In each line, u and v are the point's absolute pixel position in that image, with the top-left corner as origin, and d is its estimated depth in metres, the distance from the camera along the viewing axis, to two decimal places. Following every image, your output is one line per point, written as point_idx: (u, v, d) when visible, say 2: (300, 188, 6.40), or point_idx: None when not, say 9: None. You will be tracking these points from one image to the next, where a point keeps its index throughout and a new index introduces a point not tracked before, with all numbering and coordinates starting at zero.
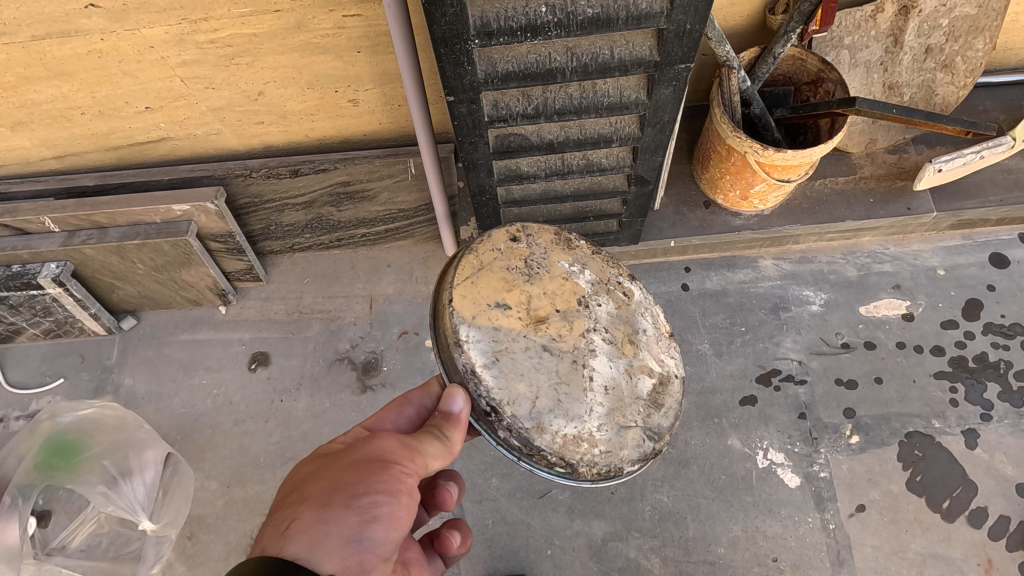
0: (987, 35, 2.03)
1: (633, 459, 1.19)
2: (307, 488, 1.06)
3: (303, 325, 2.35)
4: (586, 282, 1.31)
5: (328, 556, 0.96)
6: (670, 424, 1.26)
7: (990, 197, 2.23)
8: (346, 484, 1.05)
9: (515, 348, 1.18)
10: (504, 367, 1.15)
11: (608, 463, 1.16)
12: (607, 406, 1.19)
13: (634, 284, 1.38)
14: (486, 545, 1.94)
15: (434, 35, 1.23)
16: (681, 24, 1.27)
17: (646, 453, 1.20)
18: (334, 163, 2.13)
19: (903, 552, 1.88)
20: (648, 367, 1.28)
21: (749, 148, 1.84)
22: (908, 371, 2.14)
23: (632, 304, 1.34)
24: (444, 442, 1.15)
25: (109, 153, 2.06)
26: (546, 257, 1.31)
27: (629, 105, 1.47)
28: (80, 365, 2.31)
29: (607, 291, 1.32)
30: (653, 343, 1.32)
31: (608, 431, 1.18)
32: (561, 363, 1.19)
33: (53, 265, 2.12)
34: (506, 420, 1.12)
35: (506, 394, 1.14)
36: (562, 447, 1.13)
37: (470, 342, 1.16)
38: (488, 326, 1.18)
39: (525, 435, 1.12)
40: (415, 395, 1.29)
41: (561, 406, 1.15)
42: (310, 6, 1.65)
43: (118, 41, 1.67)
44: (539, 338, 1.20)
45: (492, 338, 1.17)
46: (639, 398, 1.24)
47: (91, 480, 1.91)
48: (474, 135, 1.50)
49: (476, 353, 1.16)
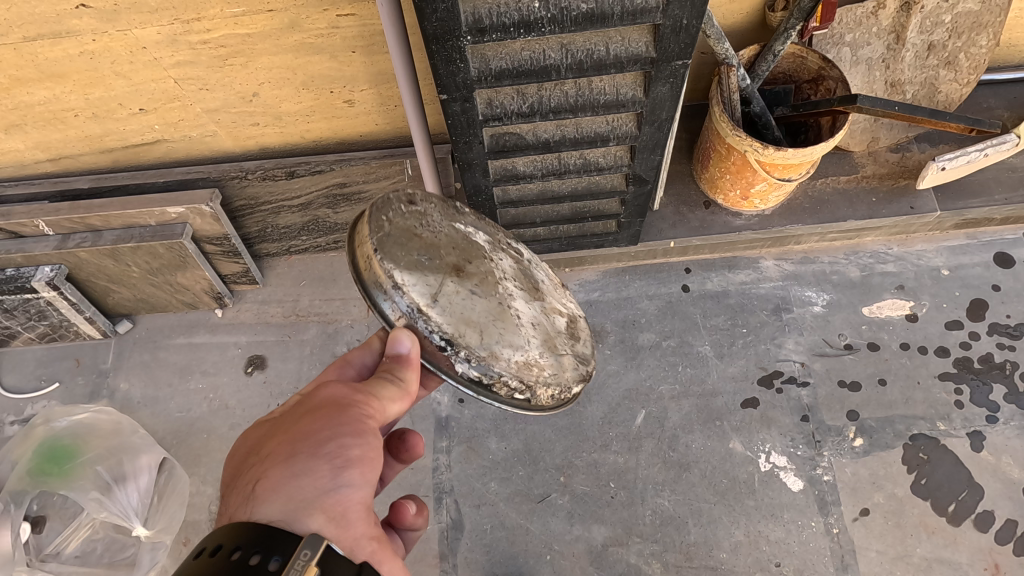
0: (990, 31, 2.01)
1: (575, 380, 1.28)
2: (264, 455, 1.03)
3: (299, 328, 2.33)
4: (483, 240, 1.34)
5: (310, 511, 0.95)
6: (590, 352, 1.40)
7: (995, 196, 2.21)
8: (307, 435, 1.04)
9: (448, 289, 1.16)
10: (446, 306, 1.14)
11: (557, 383, 1.23)
12: (540, 338, 1.26)
13: (519, 244, 1.46)
14: (484, 550, 1.92)
15: (425, 33, 1.21)
16: (678, 20, 1.25)
17: (582, 373, 1.30)
18: (330, 164, 2.12)
19: (908, 557, 1.85)
20: (557, 309, 1.40)
21: (749, 147, 1.82)
22: (912, 373, 2.11)
23: (526, 260, 1.43)
24: (396, 384, 1.11)
25: (104, 155, 2.05)
26: (443, 220, 1.30)
27: (625, 102, 1.45)
28: (75, 369, 2.29)
29: (503, 248, 1.38)
30: (553, 290, 1.45)
31: (549, 357, 1.25)
32: (490, 302, 1.21)
33: (47, 268, 2.10)
34: (463, 351, 1.12)
35: (459, 328, 1.13)
36: (519, 371, 1.16)
37: (407, 284, 1.12)
38: (416, 269, 1.15)
39: (481, 365, 1.12)
40: (356, 354, 1.24)
41: (504, 337, 1.18)
42: (303, 5, 1.63)
43: (110, 42, 1.66)
44: (466, 282, 1.19)
45: (424, 281, 1.14)
46: (560, 332, 1.34)
47: (84, 486, 1.88)
48: (468, 135, 1.48)
49: (416, 293, 1.12)
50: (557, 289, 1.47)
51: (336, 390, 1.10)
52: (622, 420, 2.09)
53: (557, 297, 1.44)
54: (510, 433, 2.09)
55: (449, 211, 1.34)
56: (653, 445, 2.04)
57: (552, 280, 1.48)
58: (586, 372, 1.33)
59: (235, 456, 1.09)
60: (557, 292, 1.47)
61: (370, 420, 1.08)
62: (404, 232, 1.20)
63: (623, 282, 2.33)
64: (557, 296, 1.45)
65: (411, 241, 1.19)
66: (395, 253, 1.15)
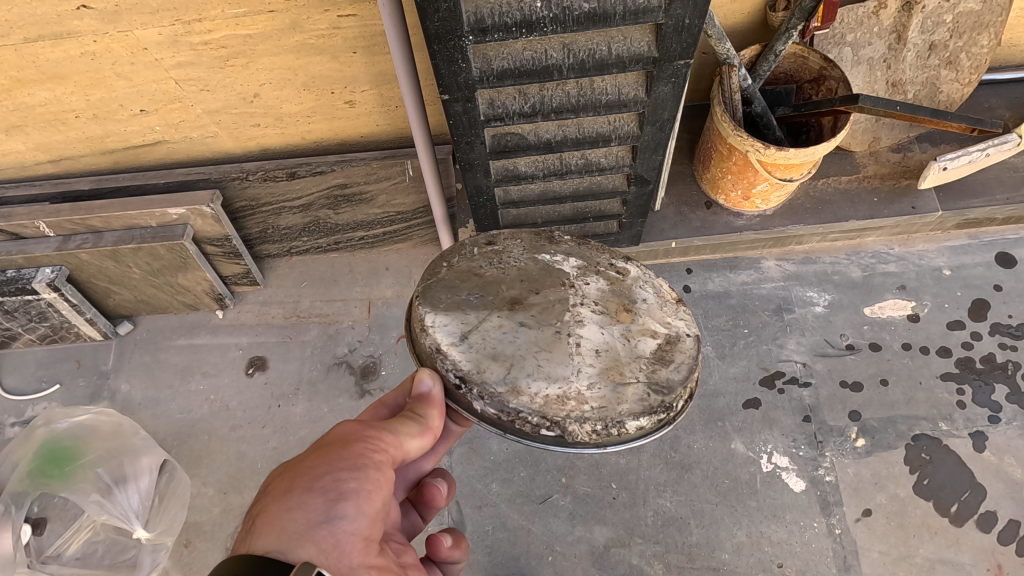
0: (991, 31, 2.01)
1: (636, 417, 1.10)
2: (271, 490, 1.09)
3: (300, 329, 2.33)
4: (571, 266, 1.27)
5: (301, 543, 1.00)
6: (685, 378, 1.16)
7: (996, 196, 2.20)
8: (309, 469, 1.08)
9: (487, 325, 1.17)
10: (475, 343, 1.15)
11: (602, 417, 1.09)
12: (597, 367, 1.13)
13: (629, 262, 1.32)
14: (486, 552, 1.91)
15: (427, 33, 1.21)
16: (680, 19, 1.25)
17: (651, 406, 1.11)
18: (331, 165, 2.11)
19: (911, 558, 1.85)
20: (651, 330, 1.20)
21: (750, 147, 1.82)
22: (914, 374, 2.11)
23: (628, 280, 1.28)
24: (412, 420, 1.15)
25: (104, 156, 2.05)
26: (524, 253, 1.30)
27: (627, 102, 1.44)
28: (76, 371, 2.29)
29: (597, 271, 1.28)
30: (661, 307, 1.25)
31: (601, 388, 1.11)
32: (542, 332, 1.16)
33: (48, 270, 2.10)
34: (477, 389, 1.11)
35: (475, 364, 1.13)
36: (543, 408, 1.09)
37: (437, 325, 1.17)
38: (455, 309, 1.19)
39: (496, 402, 1.10)
40: (389, 394, 1.29)
41: (540, 369, 1.12)
42: (304, 6, 1.63)
43: (110, 43, 1.66)
44: (517, 316, 1.18)
45: (460, 320, 1.18)
46: (639, 356, 1.16)
47: (84, 489, 1.89)
48: (470, 135, 1.48)
49: (443, 333, 1.17)
50: (668, 305, 1.26)
51: (347, 427, 1.14)
52: None
53: (664, 312, 1.25)
54: None
55: (538, 244, 1.33)
56: (655, 446, 2.04)
57: (663, 295, 1.28)
58: (655, 404, 1.12)
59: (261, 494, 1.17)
60: (668, 308, 1.26)
61: (376, 453, 1.10)
62: (460, 275, 1.26)
63: None
64: (667, 314, 1.25)
65: (462, 281, 1.24)
66: (440, 296, 1.22)
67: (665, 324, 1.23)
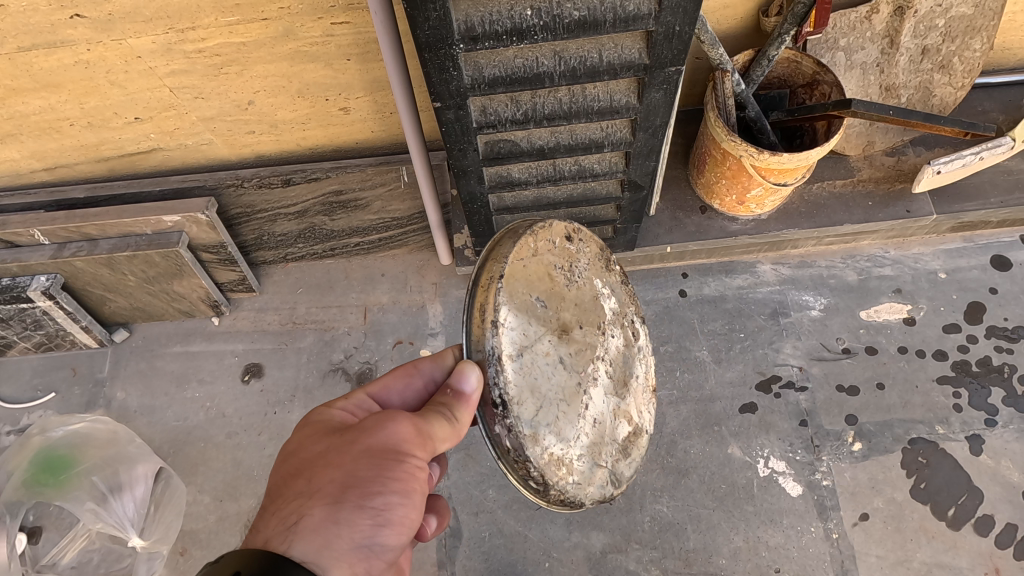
0: (984, 35, 2.02)
1: (593, 499, 1.20)
2: (311, 484, 1.03)
3: (296, 336, 2.32)
4: (609, 309, 1.28)
5: (338, 561, 0.97)
6: (632, 475, 1.28)
7: (990, 199, 2.21)
8: (360, 479, 1.02)
9: (539, 348, 1.12)
10: (527, 362, 1.09)
11: (575, 492, 1.16)
12: (590, 440, 1.19)
13: (642, 327, 1.38)
14: (482, 558, 1.91)
15: (418, 41, 1.21)
16: (671, 26, 1.25)
17: (604, 496, 1.21)
18: (326, 171, 2.12)
19: (908, 562, 1.84)
20: (629, 416, 1.29)
21: (744, 152, 1.82)
22: (910, 377, 2.10)
23: (637, 347, 1.34)
24: (453, 423, 1.11)
25: (100, 164, 2.04)
26: (586, 269, 1.26)
27: (619, 109, 1.45)
28: (71, 379, 2.29)
29: (622, 323, 1.31)
30: (642, 395, 1.35)
31: (583, 463, 1.17)
32: (570, 380, 1.16)
33: (43, 278, 2.10)
34: (511, 416, 1.05)
35: (518, 392, 1.07)
36: (545, 466, 1.09)
37: (507, 325, 1.07)
38: (524, 312, 1.10)
39: (519, 439, 1.06)
40: (426, 365, 1.27)
41: (556, 422, 1.12)
42: (297, 13, 1.63)
43: (104, 51, 1.66)
44: (561, 347, 1.15)
45: (524, 330, 1.10)
46: (614, 440, 1.24)
47: (79, 497, 1.88)
48: (463, 142, 1.48)
49: (508, 338, 1.07)
50: (647, 393, 1.36)
51: (398, 429, 1.07)
52: None
53: (643, 398, 1.35)
54: None
55: (597, 265, 1.30)
56: (651, 451, 2.03)
57: (648, 380, 1.38)
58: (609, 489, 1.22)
59: (287, 460, 1.11)
60: (646, 397, 1.36)
61: (422, 471, 1.07)
62: (538, 268, 1.15)
63: None
64: (643, 400, 1.35)
65: (539, 281, 1.15)
66: (517, 287, 1.10)
67: (640, 411, 1.33)
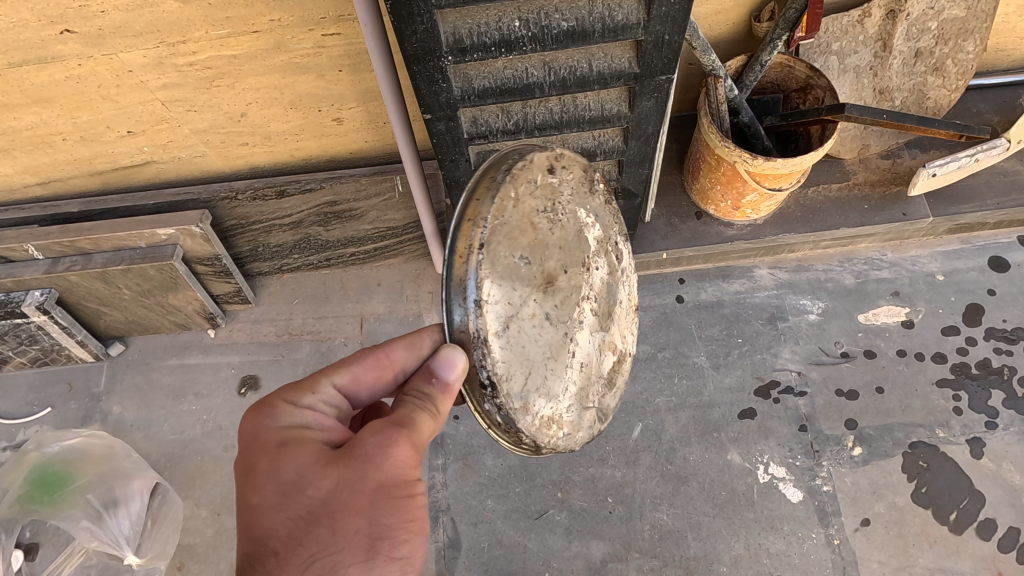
0: (977, 37, 2.01)
1: (582, 442, 1.16)
2: (336, 537, 0.93)
3: (292, 347, 2.32)
4: (592, 240, 1.13)
5: None
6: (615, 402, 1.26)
7: (987, 201, 2.20)
8: (385, 529, 0.94)
9: (524, 314, 1.00)
10: (514, 337, 0.99)
11: (567, 440, 1.12)
12: (578, 387, 1.13)
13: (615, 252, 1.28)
14: (482, 569, 1.90)
15: (406, 54, 1.21)
16: (660, 35, 1.24)
17: (594, 432, 1.18)
18: (321, 182, 2.11)
19: (911, 567, 1.83)
20: (612, 345, 1.22)
21: (738, 157, 1.82)
22: (910, 381, 2.09)
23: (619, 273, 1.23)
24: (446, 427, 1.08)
25: (94, 177, 2.04)
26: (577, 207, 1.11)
27: (611, 118, 1.44)
28: (67, 393, 2.28)
29: (607, 253, 1.18)
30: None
31: (574, 411, 1.12)
32: (556, 333, 1.06)
33: (37, 293, 2.10)
34: (500, 396, 0.98)
35: (506, 369, 0.98)
36: (535, 430, 1.04)
37: (490, 301, 0.95)
38: (510, 277, 0.97)
39: (508, 413, 1.00)
40: (398, 355, 1.14)
41: (544, 384, 1.05)
42: (288, 26, 1.63)
43: (95, 66, 1.66)
44: (547, 304, 1.03)
45: (508, 300, 0.97)
46: (603, 378, 1.19)
47: (74, 515, 1.88)
48: (455, 153, 1.48)
49: (492, 315, 0.96)
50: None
51: (402, 458, 0.98)
52: (619, 433, 2.07)
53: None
54: (506, 449, 2.07)
55: (581, 192, 1.14)
56: (651, 458, 2.02)
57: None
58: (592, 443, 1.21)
59: (290, 500, 0.96)
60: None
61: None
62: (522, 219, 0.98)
63: None
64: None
65: (531, 240, 1.00)
66: (501, 245, 0.96)
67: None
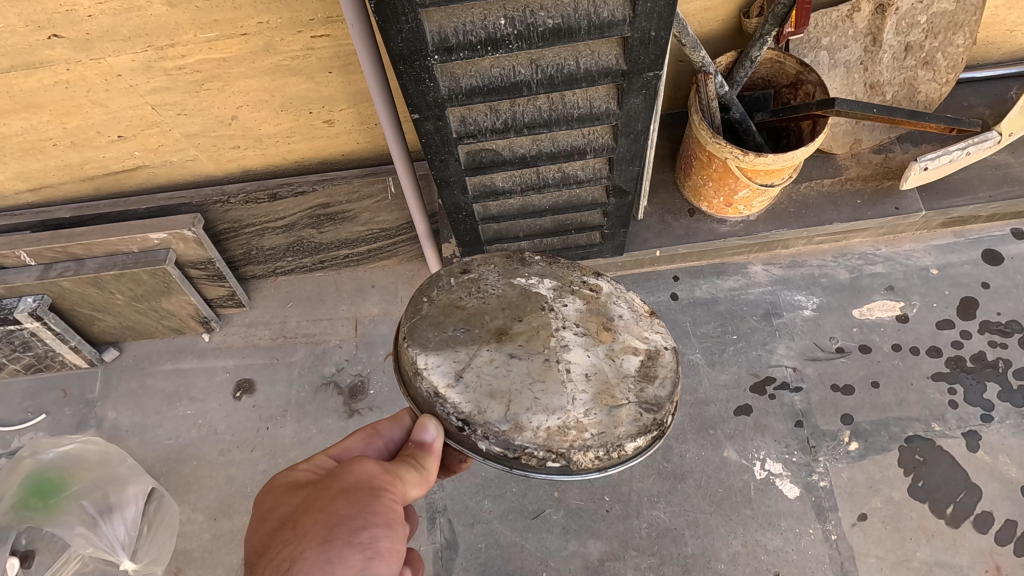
0: (967, 30, 2.01)
1: (633, 436, 1.08)
2: (298, 531, 1.01)
3: (287, 350, 2.31)
4: (546, 290, 1.21)
5: None
6: (671, 394, 1.14)
7: (979, 194, 2.20)
8: (343, 518, 1.00)
9: (479, 361, 1.11)
10: (471, 382, 1.09)
11: (604, 443, 1.06)
12: (590, 391, 1.10)
13: (600, 278, 1.27)
14: (479, 570, 1.89)
15: (392, 54, 1.21)
16: (646, 31, 1.24)
17: (645, 425, 1.09)
18: (313, 184, 2.11)
19: (908, 562, 1.83)
20: (633, 347, 1.17)
21: (729, 154, 1.82)
22: (905, 375, 2.09)
23: (602, 297, 1.23)
24: (425, 470, 1.11)
25: (85, 183, 2.04)
26: (501, 279, 1.24)
27: (599, 116, 1.44)
28: (62, 400, 2.27)
29: (572, 290, 1.22)
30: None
31: (597, 414, 1.08)
32: (531, 363, 1.11)
33: (30, 299, 2.09)
34: (481, 429, 1.06)
35: (476, 402, 1.08)
36: (547, 441, 1.05)
37: (430, 367, 1.12)
38: (445, 347, 1.13)
39: (501, 440, 1.05)
40: (386, 426, 1.23)
41: (537, 402, 1.07)
42: (277, 28, 1.63)
43: (84, 71, 1.65)
44: (505, 347, 1.12)
45: (452, 359, 1.12)
46: (627, 376, 1.12)
47: (69, 522, 1.87)
48: (444, 152, 1.48)
49: (438, 375, 1.11)
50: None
51: (364, 470, 1.07)
52: None
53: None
54: None
55: (510, 268, 1.27)
56: (647, 456, 2.02)
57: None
58: (654, 438, 1.11)
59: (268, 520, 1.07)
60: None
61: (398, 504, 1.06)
62: (439, 314, 1.18)
63: None
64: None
65: (454, 320, 1.17)
66: (428, 335, 1.15)
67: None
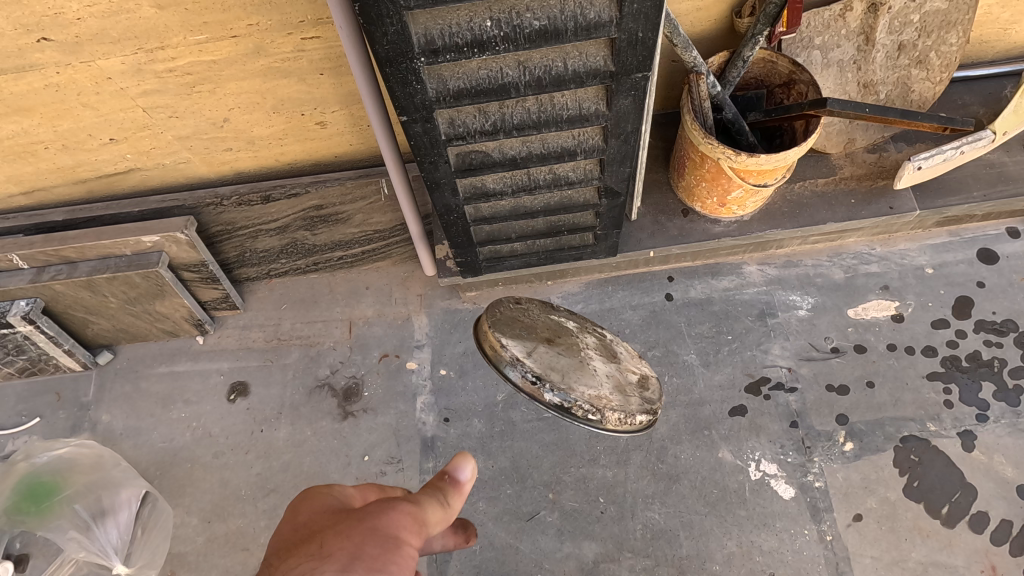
0: (960, 28, 2.01)
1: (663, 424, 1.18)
2: (321, 551, 0.84)
3: (281, 352, 2.31)
4: (572, 324, 1.33)
5: None
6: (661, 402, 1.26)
7: (973, 193, 2.20)
8: (368, 555, 0.83)
9: (542, 347, 1.16)
10: (540, 355, 1.13)
11: (644, 416, 1.14)
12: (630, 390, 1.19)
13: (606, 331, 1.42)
14: (474, 572, 1.89)
15: (378, 56, 1.21)
16: (633, 33, 1.24)
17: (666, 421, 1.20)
18: (306, 186, 2.11)
19: (904, 562, 1.82)
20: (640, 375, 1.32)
21: (721, 154, 1.81)
22: (900, 375, 2.09)
23: (609, 339, 1.37)
24: (447, 519, 0.98)
25: (77, 186, 2.03)
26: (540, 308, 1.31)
27: (589, 117, 1.44)
28: (56, 403, 2.26)
29: (590, 329, 1.35)
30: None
31: (634, 400, 1.17)
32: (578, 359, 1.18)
33: (22, 302, 2.08)
34: (551, 384, 1.08)
35: (547, 369, 1.11)
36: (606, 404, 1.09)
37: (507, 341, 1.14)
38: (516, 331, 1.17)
39: (568, 394, 1.07)
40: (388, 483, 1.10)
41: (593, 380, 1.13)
42: (267, 30, 1.63)
43: (74, 73, 1.65)
44: (557, 345, 1.19)
45: (523, 341, 1.15)
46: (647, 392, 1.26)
47: (61, 526, 1.86)
48: (433, 154, 1.47)
49: (513, 346, 1.13)
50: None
51: (397, 513, 0.91)
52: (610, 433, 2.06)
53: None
54: (496, 451, 2.06)
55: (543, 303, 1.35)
56: (641, 457, 2.01)
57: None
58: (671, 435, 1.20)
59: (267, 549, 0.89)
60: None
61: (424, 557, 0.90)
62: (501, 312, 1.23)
63: (605, 292, 2.31)
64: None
65: (510, 317, 1.22)
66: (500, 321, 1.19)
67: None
